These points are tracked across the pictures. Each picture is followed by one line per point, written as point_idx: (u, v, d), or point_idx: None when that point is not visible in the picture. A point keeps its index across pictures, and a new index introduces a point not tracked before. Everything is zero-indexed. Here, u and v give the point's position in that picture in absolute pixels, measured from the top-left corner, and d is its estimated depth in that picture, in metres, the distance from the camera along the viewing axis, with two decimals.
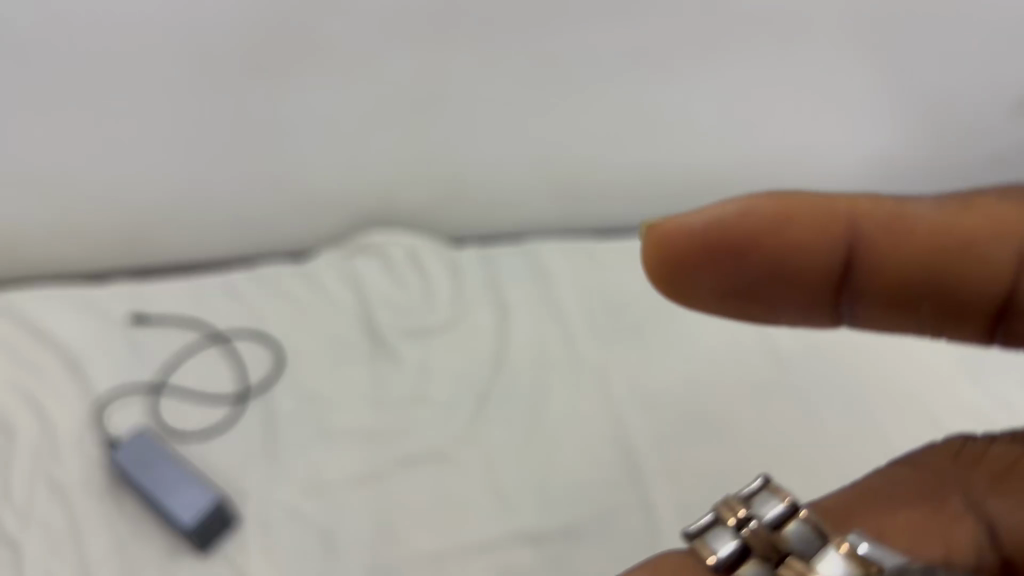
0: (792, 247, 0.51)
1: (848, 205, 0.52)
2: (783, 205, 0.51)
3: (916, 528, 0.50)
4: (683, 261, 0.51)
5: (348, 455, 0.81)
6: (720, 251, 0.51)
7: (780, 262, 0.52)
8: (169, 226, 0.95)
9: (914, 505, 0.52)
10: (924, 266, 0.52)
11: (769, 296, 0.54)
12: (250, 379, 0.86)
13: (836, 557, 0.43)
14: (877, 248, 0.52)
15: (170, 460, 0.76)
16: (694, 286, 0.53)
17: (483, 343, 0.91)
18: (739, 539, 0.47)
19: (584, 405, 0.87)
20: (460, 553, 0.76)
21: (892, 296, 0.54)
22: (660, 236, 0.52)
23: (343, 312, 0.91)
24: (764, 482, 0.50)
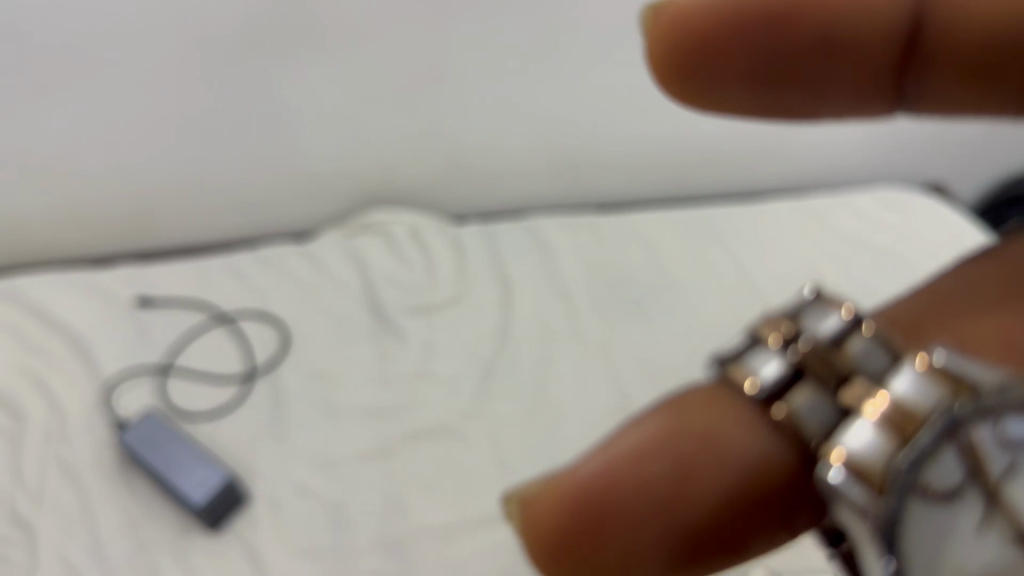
0: (840, 8, 0.44)
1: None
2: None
3: (1004, 328, 0.43)
4: (706, 36, 0.43)
5: (356, 431, 0.82)
6: (752, 17, 0.43)
7: (824, 28, 0.44)
8: (172, 211, 0.95)
9: (1000, 307, 0.44)
10: (1000, 24, 0.44)
11: (812, 75, 0.45)
12: (258, 358, 0.86)
13: (910, 374, 0.35)
14: (942, 8, 0.44)
15: (179, 440, 0.77)
16: (721, 68, 0.44)
17: (487, 317, 0.92)
18: (787, 359, 0.39)
19: (587, 379, 0.88)
20: (468, 524, 0.77)
21: (963, 70, 0.45)
22: (671, 16, 0.44)
23: (346, 291, 0.92)
24: (815, 293, 0.41)
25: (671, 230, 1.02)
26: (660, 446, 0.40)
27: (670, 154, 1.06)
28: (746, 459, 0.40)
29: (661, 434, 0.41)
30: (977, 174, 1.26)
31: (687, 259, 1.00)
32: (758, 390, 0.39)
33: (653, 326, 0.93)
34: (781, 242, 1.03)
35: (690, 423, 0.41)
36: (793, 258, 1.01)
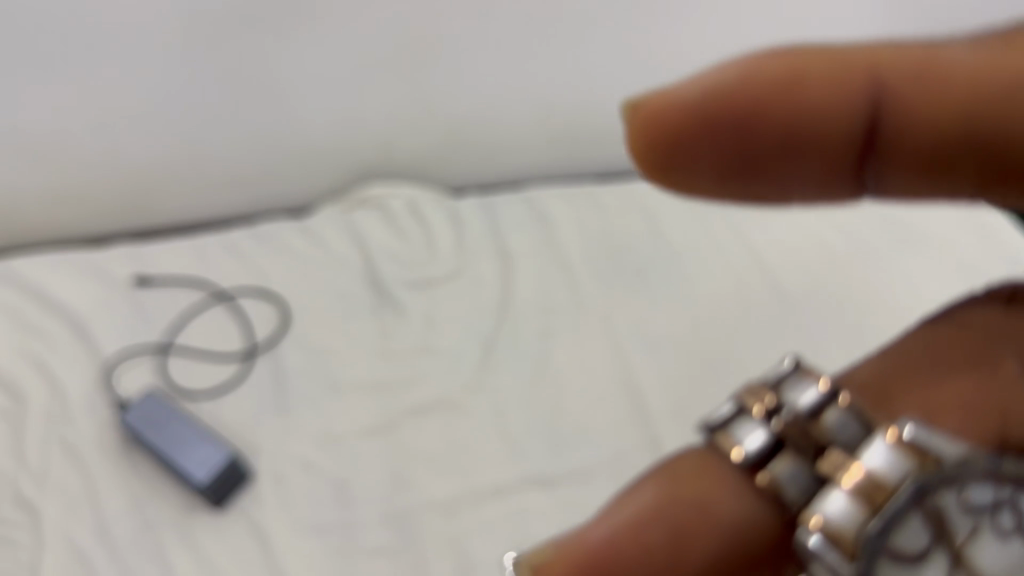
0: (811, 117, 0.38)
1: (874, 56, 0.38)
2: (790, 59, 0.38)
3: (968, 403, 0.37)
4: (672, 140, 0.38)
5: (359, 406, 0.82)
6: (720, 127, 0.37)
7: (790, 128, 0.38)
8: (168, 189, 0.94)
9: (963, 372, 0.38)
10: (974, 123, 0.37)
11: (780, 177, 0.39)
12: (257, 336, 0.86)
13: (882, 446, 0.33)
14: (908, 104, 0.38)
15: (180, 418, 0.77)
16: (689, 168, 0.39)
17: (488, 288, 0.92)
18: (769, 431, 0.36)
19: (589, 350, 0.88)
20: (472, 497, 0.77)
21: (941, 164, 0.39)
22: (646, 113, 0.38)
23: (345, 266, 0.91)
24: (795, 361, 0.38)
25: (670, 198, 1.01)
26: (655, 517, 0.35)
27: None
28: (746, 526, 0.36)
29: (657, 500, 0.35)
30: None
31: (688, 227, 0.99)
32: (742, 459, 0.36)
33: (654, 297, 0.93)
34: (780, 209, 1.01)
35: (687, 489, 0.36)
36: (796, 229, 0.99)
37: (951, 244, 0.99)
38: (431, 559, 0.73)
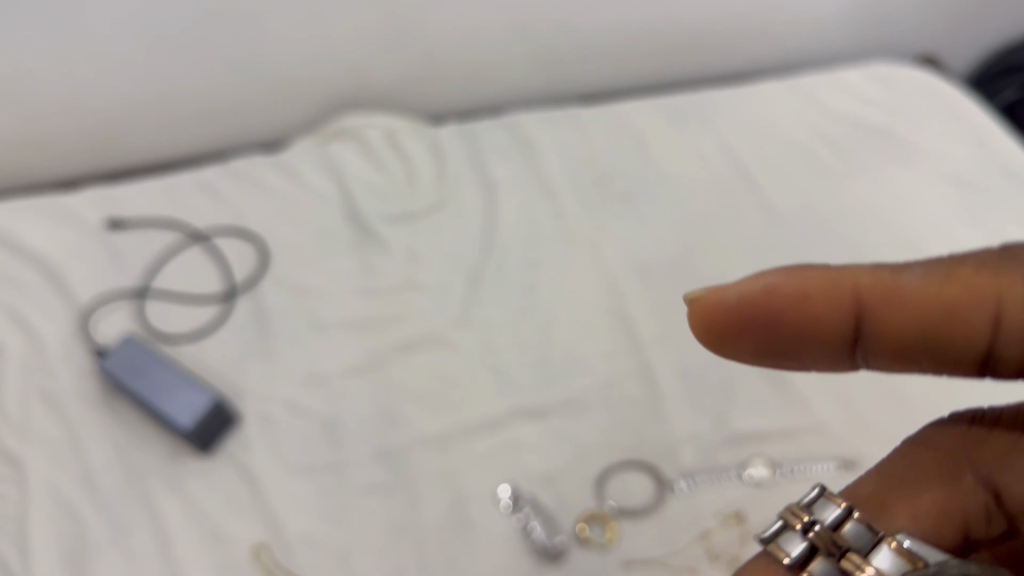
0: (813, 325, 0.46)
1: (856, 276, 0.46)
2: (796, 282, 0.46)
3: (938, 512, 0.48)
4: (720, 336, 0.47)
5: (344, 343, 0.80)
6: (747, 329, 0.46)
7: (798, 333, 0.47)
8: (137, 128, 0.91)
9: (936, 487, 0.48)
10: (921, 335, 0.46)
11: (798, 360, 0.48)
12: (236, 277, 0.84)
13: (887, 550, 0.42)
14: (882, 322, 0.46)
15: (160, 363, 0.74)
16: (732, 353, 0.48)
17: (473, 220, 0.91)
18: (806, 542, 0.45)
19: (581, 279, 0.88)
20: (465, 433, 0.76)
21: (907, 357, 0.48)
22: (696, 309, 0.47)
23: (324, 203, 0.89)
24: (821, 487, 0.47)
25: (658, 118, 1.01)
26: None
27: (653, 35, 1.02)
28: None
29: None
30: (967, 43, 1.22)
31: (676, 150, 0.99)
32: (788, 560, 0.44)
33: (648, 223, 0.93)
34: (768, 123, 1.02)
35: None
36: (777, 135, 1.02)
37: (940, 157, 1.01)
38: (424, 494, 0.73)
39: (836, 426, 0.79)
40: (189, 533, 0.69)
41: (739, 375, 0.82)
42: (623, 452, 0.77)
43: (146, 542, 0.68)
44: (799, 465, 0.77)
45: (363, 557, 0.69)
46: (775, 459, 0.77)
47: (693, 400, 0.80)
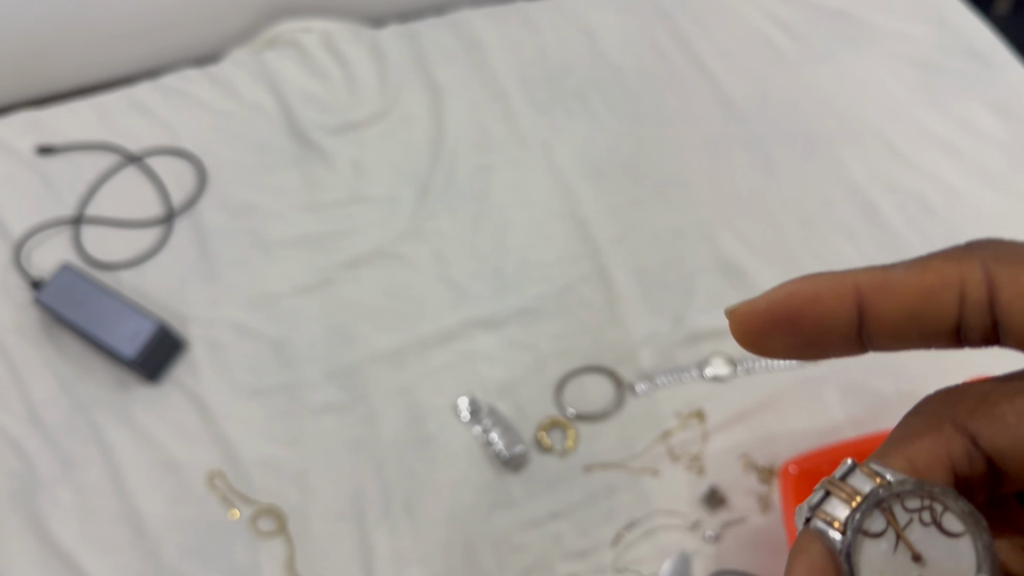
0: (826, 323, 0.46)
1: (855, 275, 0.45)
2: (807, 287, 0.45)
3: (928, 456, 0.44)
4: (754, 338, 0.47)
5: (292, 263, 0.79)
6: (773, 331, 0.46)
7: (817, 331, 0.46)
8: (60, 51, 0.86)
9: (923, 435, 0.45)
10: (911, 320, 0.45)
11: (823, 355, 0.48)
12: (175, 200, 0.81)
13: (863, 473, 0.42)
14: (880, 313, 0.45)
15: (98, 291, 0.72)
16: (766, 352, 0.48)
17: (419, 127, 0.88)
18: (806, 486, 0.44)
19: (533, 185, 0.86)
20: (419, 346, 0.76)
21: (908, 340, 0.46)
22: (735, 313, 0.47)
23: (263, 115, 0.86)
24: None
25: (606, 10, 0.98)
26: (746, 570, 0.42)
27: None
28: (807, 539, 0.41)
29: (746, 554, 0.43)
30: None
31: (628, 42, 0.96)
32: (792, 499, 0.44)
33: (600, 121, 0.90)
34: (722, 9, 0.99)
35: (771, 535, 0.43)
36: (733, 21, 0.98)
37: (899, 38, 0.98)
38: (379, 410, 0.72)
39: None
40: (142, 463, 0.68)
41: (696, 272, 0.81)
42: (580, 357, 0.77)
43: (99, 473, 0.68)
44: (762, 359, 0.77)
45: (320, 476, 0.69)
46: (734, 356, 0.77)
47: (649, 300, 0.80)
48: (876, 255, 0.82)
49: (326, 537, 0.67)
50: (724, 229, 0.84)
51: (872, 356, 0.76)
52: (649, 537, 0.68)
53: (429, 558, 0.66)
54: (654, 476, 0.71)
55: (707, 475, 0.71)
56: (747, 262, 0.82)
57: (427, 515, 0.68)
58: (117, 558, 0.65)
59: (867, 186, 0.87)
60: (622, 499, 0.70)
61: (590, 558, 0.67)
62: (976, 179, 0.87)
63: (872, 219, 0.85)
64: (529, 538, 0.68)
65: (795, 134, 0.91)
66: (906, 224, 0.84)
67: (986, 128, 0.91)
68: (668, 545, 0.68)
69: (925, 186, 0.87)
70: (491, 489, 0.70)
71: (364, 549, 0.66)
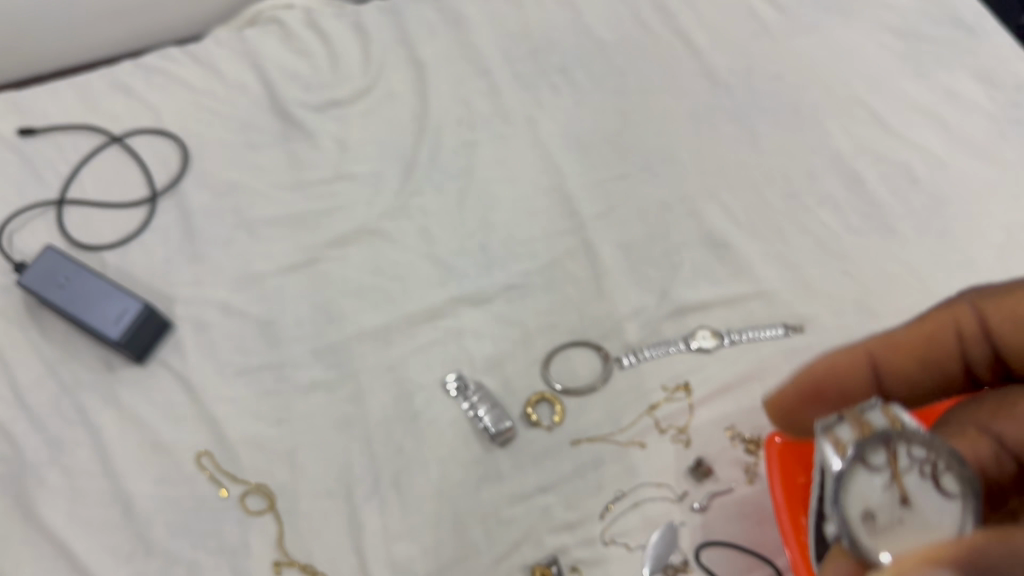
0: (855, 389, 0.53)
1: (865, 345, 0.54)
2: (827, 360, 0.54)
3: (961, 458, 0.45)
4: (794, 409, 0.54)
5: (278, 242, 0.79)
6: (809, 402, 0.53)
7: (849, 399, 0.53)
8: (43, 35, 0.86)
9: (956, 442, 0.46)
10: (923, 359, 0.53)
11: None
12: (158, 180, 0.82)
13: (883, 413, 0.44)
14: (893, 361, 0.53)
15: (84, 273, 0.72)
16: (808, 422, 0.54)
17: (404, 104, 0.88)
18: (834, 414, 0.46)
19: (519, 161, 0.86)
20: (406, 324, 0.76)
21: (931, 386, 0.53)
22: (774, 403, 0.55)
23: (246, 94, 0.87)
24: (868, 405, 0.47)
25: None
26: None
27: None
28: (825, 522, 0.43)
29: None
30: None
31: (612, 15, 0.96)
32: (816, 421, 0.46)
33: (584, 96, 0.91)
34: None
35: None
36: None
37: (885, 8, 0.98)
38: (367, 387, 0.73)
39: (781, 289, 0.79)
40: (130, 444, 0.69)
41: (681, 246, 0.82)
42: (567, 332, 0.77)
43: (87, 453, 0.68)
44: (748, 330, 0.76)
45: (308, 454, 0.70)
46: (720, 329, 0.77)
47: (634, 274, 0.80)
48: (861, 225, 0.82)
49: (315, 514, 0.67)
50: (710, 202, 0.84)
51: (858, 327, 0.76)
52: (637, 509, 0.68)
53: (417, 533, 0.67)
54: (641, 448, 0.71)
55: (694, 447, 0.71)
56: (733, 236, 0.82)
57: (415, 491, 0.68)
58: (106, 538, 0.65)
59: (853, 157, 0.87)
60: (609, 472, 0.70)
61: (577, 531, 0.67)
62: (961, 147, 0.87)
63: (857, 190, 0.85)
64: (517, 512, 0.68)
65: (779, 106, 0.91)
66: (891, 195, 0.84)
67: (971, 97, 0.91)
68: (656, 516, 0.68)
69: (912, 157, 0.87)
70: (479, 465, 0.70)
71: (353, 524, 0.67)
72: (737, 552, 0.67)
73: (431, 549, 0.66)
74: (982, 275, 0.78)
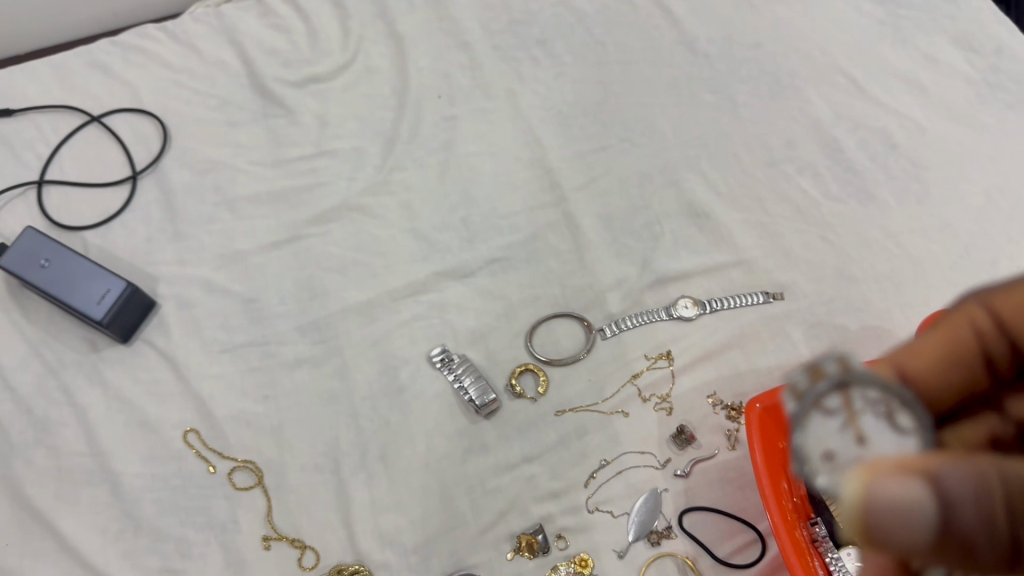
0: None
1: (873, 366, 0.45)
2: None
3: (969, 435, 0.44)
4: None
5: (260, 219, 0.80)
6: None
7: None
8: (20, 16, 0.87)
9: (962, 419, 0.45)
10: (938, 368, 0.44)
11: None
12: (138, 159, 0.82)
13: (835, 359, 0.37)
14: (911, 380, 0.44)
15: (65, 255, 0.71)
16: None
17: (383, 79, 0.89)
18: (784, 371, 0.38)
19: (499, 134, 0.86)
20: (389, 298, 0.77)
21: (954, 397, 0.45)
22: None
23: (226, 72, 0.87)
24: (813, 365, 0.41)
25: None
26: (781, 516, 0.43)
27: None
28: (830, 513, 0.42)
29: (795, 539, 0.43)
30: None
31: None
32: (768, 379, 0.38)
33: (564, 68, 0.91)
34: None
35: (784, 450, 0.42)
36: None
37: None
38: (352, 362, 0.73)
39: (761, 257, 0.79)
40: (116, 423, 0.70)
41: (662, 216, 0.82)
42: (550, 304, 0.78)
43: (74, 433, 0.69)
44: (729, 298, 0.77)
45: (295, 430, 0.70)
46: (702, 298, 0.78)
47: (616, 245, 0.81)
48: (840, 192, 0.83)
49: (302, 487, 0.68)
50: (691, 172, 0.85)
51: (838, 293, 0.77)
52: (620, 476, 0.69)
53: (404, 505, 0.68)
54: (624, 417, 0.72)
55: (675, 414, 0.72)
56: (714, 205, 0.83)
57: (402, 464, 0.69)
58: (94, 517, 0.66)
59: (831, 124, 0.88)
60: (593, 441, 0.71)
61: (562, 499, 0.69)
62: (940, 112, 0.88)
63: (836, 157, 0.86)
64: (503, 481, 0.69)
65: (758, 75, 0.91)
66: (871, 161, 0.85)
67: (950, 62, 0.91)
68: (639, 483, 0.69)
69: (890, 123, 0.87)
70: (464, 437, 0.71)
71: (340, 497, 0.68)
72: (720, 516, 0.68)
73: (419, 520, 0.67)
74: (961, 239, 0.79)
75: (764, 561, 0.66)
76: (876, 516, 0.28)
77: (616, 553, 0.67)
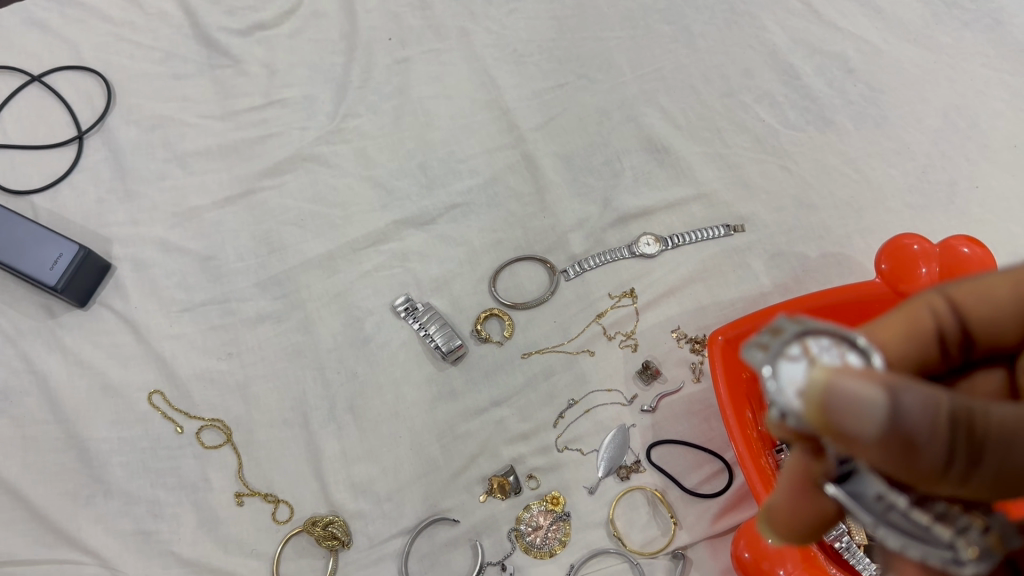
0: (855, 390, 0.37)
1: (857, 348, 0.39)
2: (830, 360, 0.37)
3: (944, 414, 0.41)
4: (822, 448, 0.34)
5: (212, 174, 0.78)
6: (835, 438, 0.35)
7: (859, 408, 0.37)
8: None
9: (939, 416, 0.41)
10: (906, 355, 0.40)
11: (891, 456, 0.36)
12: (83, 118, 0.80)
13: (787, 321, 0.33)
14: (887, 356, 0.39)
15: (15, 218, 0.69)
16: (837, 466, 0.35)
17: (331, 22, 0.86)
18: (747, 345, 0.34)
19: (454, 75, 0.85)
20: (349, 250, 0.76)
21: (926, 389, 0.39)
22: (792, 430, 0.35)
23: (169, 22, 0.85)
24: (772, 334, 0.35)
25: None
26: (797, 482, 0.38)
27: None
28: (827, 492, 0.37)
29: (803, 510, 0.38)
30: None
31: None
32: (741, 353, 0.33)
33: (516, 3, 0.88)
34: None
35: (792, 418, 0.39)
36: None
37: None
38: (315, 315, 0.73)
39: (720, 190, 0.80)
40: (80, 389, 0.69)
41: (621, 153, 0.82)
42: (512, 247, 0.77)
43: (37, 400, 0.68)
44: (690, 232, 0.77)
45: (261, 386, 0.70)
46: (664, 234, 0.78)
47: (576, 184, 0.80)
48: (798, 120, 0.83)
49: (272, 442, 0.68)
50: (649, 106, 0.84)
51: (798, 223, 0.78)
52: (589, 415, 0.70)
53: (376, 454, 0.68)
54: (590, 355, 0.72)
55: (642, 351, 0.73)
56: (673, 137, 0.82)
57: (372, 414, 0.70)
58: (64, 485, 0.66)
59: (788, 50, 0.87)
60: (560, 381, 0.72)
61: (533, 440, 0.70)
62: (897, 34, 0.87)
63: (794, 85, 0.85)
64: (473, 426, 0.70)
65: (713, 4, 0.90)
66: (828, 88, 0.85)
67: None
68: (607, 421, 0.70)
69: (847, 48, 0.87)
70: (432, 384, 0.71)
71: (311, 450, 0.68)
72: (687, 448, 0.69)
73: (391, 469, 0.68)
74: (919, 161, 0.80)
75: (731, 490, 0.67)
76: (833, 408, 0.28)
77: (587, 489, 0.68)
